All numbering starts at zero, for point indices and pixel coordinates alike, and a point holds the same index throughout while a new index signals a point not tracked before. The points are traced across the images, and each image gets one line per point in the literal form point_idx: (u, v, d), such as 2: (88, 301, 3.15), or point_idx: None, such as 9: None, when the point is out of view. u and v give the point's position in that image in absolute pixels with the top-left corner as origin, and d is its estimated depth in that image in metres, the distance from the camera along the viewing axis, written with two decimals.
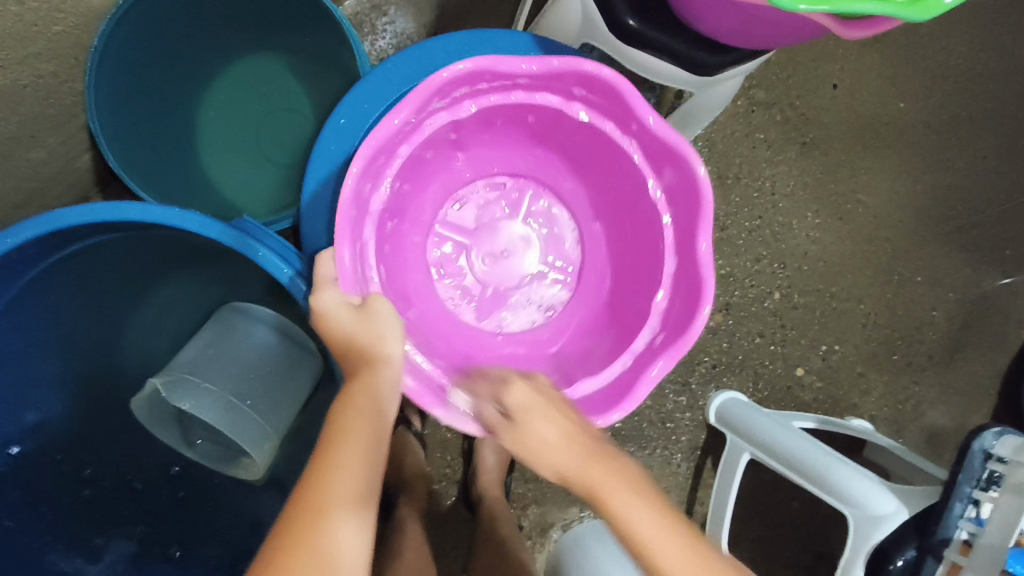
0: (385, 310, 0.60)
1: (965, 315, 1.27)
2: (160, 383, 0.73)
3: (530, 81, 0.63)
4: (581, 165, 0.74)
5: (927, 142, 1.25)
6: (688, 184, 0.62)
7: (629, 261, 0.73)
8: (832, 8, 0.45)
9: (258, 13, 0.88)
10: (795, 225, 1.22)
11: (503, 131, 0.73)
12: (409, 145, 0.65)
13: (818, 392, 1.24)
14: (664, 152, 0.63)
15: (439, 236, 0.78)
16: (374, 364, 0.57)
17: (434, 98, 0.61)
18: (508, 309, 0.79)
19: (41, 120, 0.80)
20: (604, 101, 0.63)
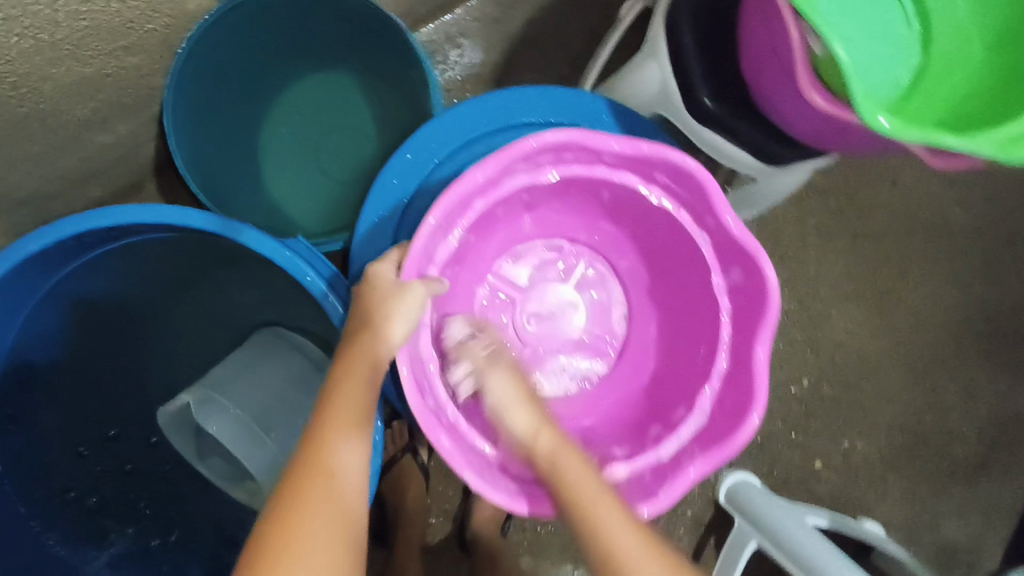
0: (417, 296, 0.57)
1: (994, 432, 1.23)
2: (191, 398, 0.70)
3: (615, 159, 0.63)
4: (647, 245, 0.73)
5: (983, 252, 1.22)
6: (756, 291, 0.60)
7: (677, 349, 0.72)
8: (922, 138, 0.45)
9: (345, 36, 0.89)
10: (834, 315, 1.20)
11: (576, 201, 0.72)
12: (484, 200, 0.64)
13: (832, 487, 1.20)
14: (736, 250, 0.61)
15: (491, 285, 0.77)
16: (376, 340, 0.55)
17: (519, 161, 0.61)
18: (543, 373, 0.77)
19: (118, 107, 0.79)
20: (688, 191, 0.62)
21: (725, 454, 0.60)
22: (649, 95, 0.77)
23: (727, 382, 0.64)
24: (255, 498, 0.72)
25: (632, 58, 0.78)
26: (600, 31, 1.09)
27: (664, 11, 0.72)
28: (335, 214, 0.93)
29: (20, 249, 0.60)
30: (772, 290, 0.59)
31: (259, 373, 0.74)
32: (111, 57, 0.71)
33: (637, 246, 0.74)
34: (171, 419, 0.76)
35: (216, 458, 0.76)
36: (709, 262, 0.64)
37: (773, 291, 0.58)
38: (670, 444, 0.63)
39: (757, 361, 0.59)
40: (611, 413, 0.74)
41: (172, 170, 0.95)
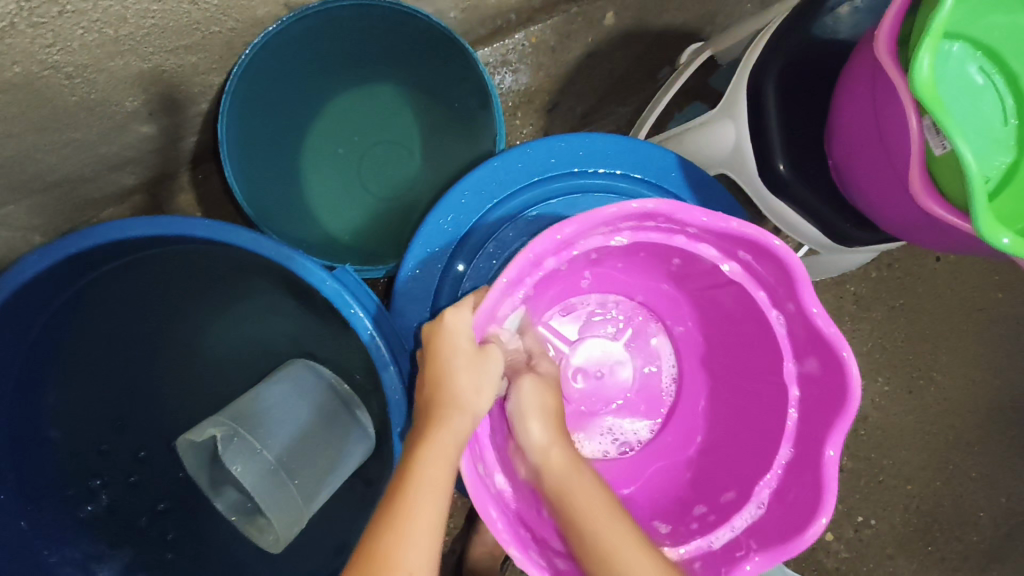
0: (495, 364, 0.57)
1: (1011, 524, 1.19)
2: (218, 433, 0.65)
3: (699, 232, 0.60)
4: (711, 317, 0.72)
5: (1016, 338, 1.19)
6: (833, 390, 0.57)
7: (731, 426, 0.70)
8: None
9: (402, 50, 0.86)
10: (862, 385, 1.16)
11: (642, 263, 0.70)
12: (556, 259, 0.61)
13: (841, 562, 1.15)
14: (814, 341, 0.59)
15: (541, 336, 0.77)
16: (462, 413, 0.55)
17: (601, 226, 0.58)
18: (585, 432, 0.78)
19: (167, 101, 0.76)
20: (770, 270, 0.59)
21: (782, 557, 0.57)
22: (718, 155, 0.75)
23: (790, 478, 0.61)
24: (268, 540, 0.67)
25: (703, 116, 0.76)
26: (654, 69, 1.06)
27: (749, 68, 0.69)
28: (375, 239, 0.89)
29: (52, 250, 0.60)
30: (853, 397, 0.55)
31: (289, 414, 0.70)
32: (172, 55, 0.70)
33: (696, 313, 0.73)
34: (189, 447, 0.67)
35: (231, 488, 0.69)
36: (782, 349, 0.62)
37: (855, 396, 0.55)
38: (723, 534, 0.62)
39: (827, 468, 0.56)
40: (654, 482, 0.74)
41: (208, 166, 0.91)
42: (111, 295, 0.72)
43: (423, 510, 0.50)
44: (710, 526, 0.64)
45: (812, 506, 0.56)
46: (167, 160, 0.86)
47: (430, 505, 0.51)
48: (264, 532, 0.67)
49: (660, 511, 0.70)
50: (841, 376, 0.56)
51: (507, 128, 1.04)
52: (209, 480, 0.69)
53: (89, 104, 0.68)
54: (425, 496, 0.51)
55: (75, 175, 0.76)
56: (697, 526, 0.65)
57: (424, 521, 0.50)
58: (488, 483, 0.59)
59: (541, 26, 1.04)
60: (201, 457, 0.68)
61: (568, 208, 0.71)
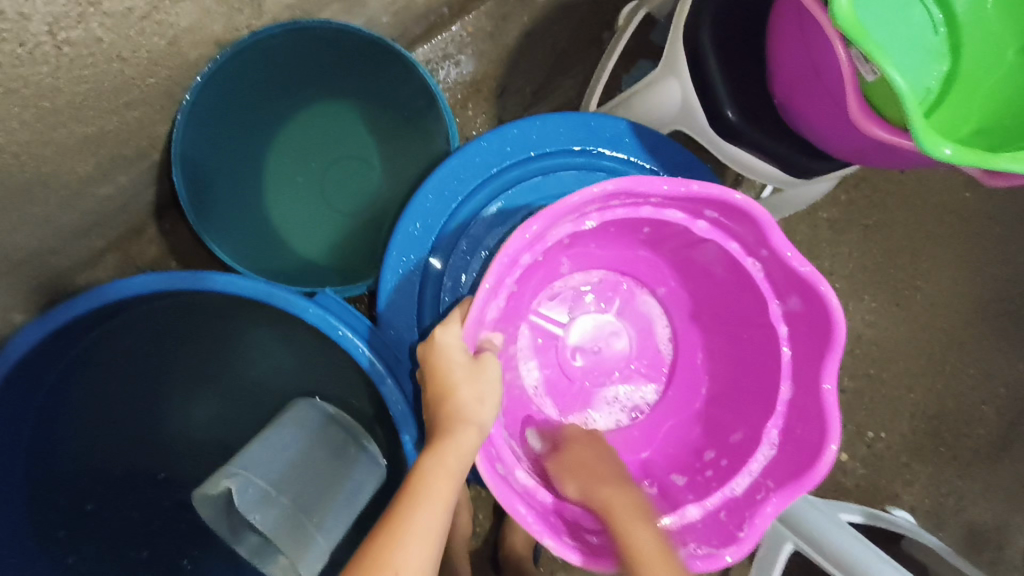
0: (493, 370, 0.58)
1: (1014, 412, 1.22)
2: (232, 485, 0.64)
3: (661, 200, 0.61)
4: (690, 270, 0.73)
5: (990, 233, 1.21)
6: (820, 322, 0.59)
7: (730, 372, 0.72)
8: (984, 165, 0.46)
9: (340, 66, 0.86)
10: (850, 306, 1.18)
11: (614, 236, 0.71)
12: (530, 253, 0.61)
13: (860, 479, 1.18)
14: (796, 282, 0.60)
15: (531, 324, 0.79)
16: (468, 425, 0.56)
17: (564, 215, 0.59)
18: (593, 408, 0.80)
19: (117, 160, 0.76)
20: (739, 224, 0.61)
21: (802, 489, 0.59)
22: (667, 113, 0.76)
23: (795, 413, 0.63)
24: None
25: (647, 77, 0.76)
26: (593, 39, 1.06)
27: (682, 22, 0.70)
28: (349, 256, 0.89)
29: (37, 325, 0.61)
30: (838, 324, 0.57)
31: (300, 456, 0.72)
32: (114, 115, 0.70)
33: (676, 272, 0.75)
34: (205, 502, 0.67)
35: (250, 532, 0.70)
36: (765, 292, 0.64)
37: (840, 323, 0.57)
38: (742, 479, 0.63)
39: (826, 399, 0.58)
40: (668, 441, 0.76)
41: (173, 215, 0.91)
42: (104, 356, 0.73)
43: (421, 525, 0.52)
44: (726, 473, 0.66)
45: (820, 438, 0.58)
46: (131, 216, 0.86)
47: (430, 522, 0.52)
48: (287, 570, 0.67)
49: (676, 464, 0.73)
50: (824, 308, 0.58)
51: (461, 121, 1.04)
52: (228, 527, 0.70)
53: (41, 178, 0.68)
54: (423, 501, 0.53)
55: (42, 249, 0.76)
56: (712, 474, 0.67)
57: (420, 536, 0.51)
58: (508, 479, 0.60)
59: (474, 14, 1.03)
60: (216, 507, 0.68)
61: (533, 193, 0.73)
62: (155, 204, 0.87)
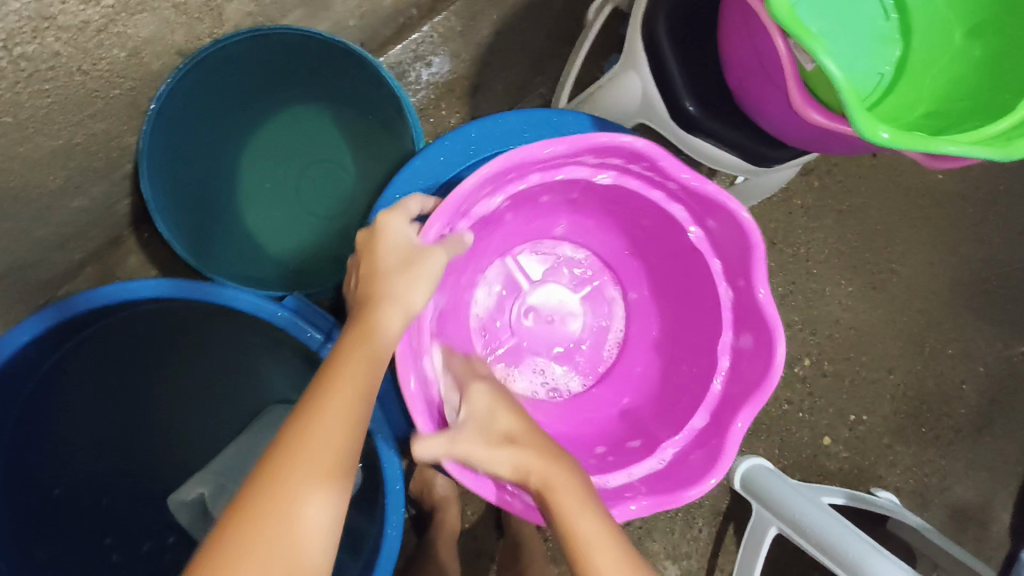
0: (432, 262, 0.56)
1: (994, 390, 1.23)
2: (202, 489, 0.73)
3: (678, 190, 0.66)
4: (670, 285, 0.78)
5: (964, 214, 1.22)
6: (736, 238, 0.64)
7: (667, 383, 0.77)
8: (923, 149, 0.47)
9: (308, 70, 0.87)
10: (828, 292, 1.19)
11: (617, 215, 0.77)
12: (540, 177, 0.67)
13: (844, 462, 1.20)
14: (705, 203, 0.65)
15: (502, 266, 0.84)
16: (388, 302, 0.54)
17: (591, 154, 0.64)
18: (517, 369, 0.84)
19: (88, 172, 0.76)
20: (661, 175, 0.65)
21: (670, 501, 0.64)
22: (629, 108, 0.77)
23: (699, 440, 0.68)
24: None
25: (609, 71, 0.77)
26: (562, 34, 1.07)
27: (639, 18, 0.71)
28: (323, 260, 0.89)
29: (11, 337, 0.62)
30: (773, 374, 0.63)
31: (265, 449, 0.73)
32: (80, 128, 0.70)
33: (655, 283, 0.81)
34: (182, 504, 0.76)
35: None
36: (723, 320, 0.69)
37: (775, 372, 0.62)
38: (638, 471, 0.68)
39: (736, 433, 0.63)
40: (577, 425, 0.80)
41: (149, 224, 0.92)
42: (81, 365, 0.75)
43: (333, 412, 0.49)
44: (615, 464, 0.70)
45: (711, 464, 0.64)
46: (106, 228, 0.86)
47: (344, 406, 0.49)
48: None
49: (574, 445, 0.76)
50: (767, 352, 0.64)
51: (434, 120, 1.05)
52: (208, 539, 0.75)
53: (10, 193, 0.69)
54: (348, 367, 0.51)
55: (16, 263, 0.77)
56: (610, 459, 0.72)
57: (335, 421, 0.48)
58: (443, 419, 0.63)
59: (444, 14, 1.04)
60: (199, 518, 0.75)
61: None
62: (130, 214, 0.88)
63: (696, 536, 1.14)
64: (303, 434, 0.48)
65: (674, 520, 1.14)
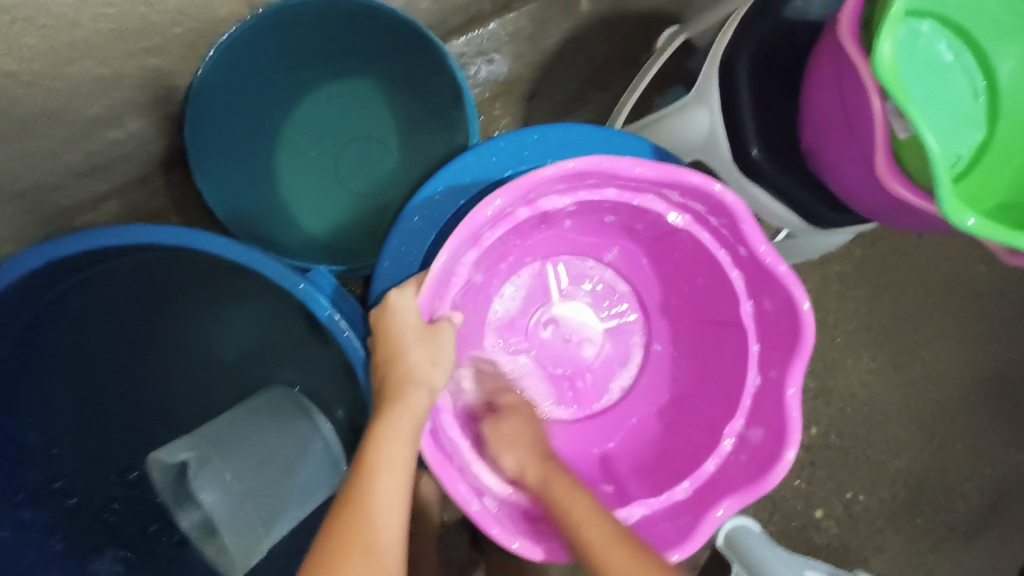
0: (447, 338, 0.61)
1: (998, 494, 1.20)
2: (190, 458, 0.66)
3: (745, 259, 0.65)
4: (700, 351, 0.76)
5: (1001, 311, 1.19)
6: (788, 327, 0.63)
7: (665, 443, 0.75)
8: (1000, 239, 0.45)
9: (373, 43, 0.85)
10: (848, 363, 1.16)
11: (673, 262, 0.75)
12: (615, 193, 0.65)
13: (832, 538, 1.16)
14: (767, 282, 0.64)
15: (537, 268, 0.81)
16: (418, 385, 0.58)
17: (674, 189, 0.62)
18: (515, 373, 0.81)
19: (133, 106, 0.75)
20: (736, 238, 0.64)
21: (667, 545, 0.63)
22: (692, 142, 0.74)
23: (673, 512, 0.66)
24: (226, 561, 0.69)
25: (677, 102, 0.75)
26: (631, 56, 1.05)
27: (720, 52, 0.69)
28: (351, 239, 0.87)
29: (29, 257, 0.60)
30: (770, 479, 0.60)
31: (263, 439, 0.71)
32: (133, 59, 0.69)
33: (684, 343, 0.79)
34: (160, 460, 0.69)
35: (193, 505, 0.71)
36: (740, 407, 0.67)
37: (772, 480, 0.60)
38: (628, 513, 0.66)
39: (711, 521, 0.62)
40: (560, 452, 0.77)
41: (182, 169, 0.90)
42: (92, 295, 0.73)
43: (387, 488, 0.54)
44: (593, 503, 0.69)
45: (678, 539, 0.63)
46: (138, 165, 0.84)
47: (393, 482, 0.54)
48: (222, 553, 0.70)
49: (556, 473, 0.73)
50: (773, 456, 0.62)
51: (485, 119, 1.03)
52: (175, 498, 0.71)
53: (51, 111, 0.67)
54: (392, 457, 0.55)
55: (43, 184, 0.75)
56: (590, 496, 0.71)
57: (386, 496, 0.53)
58: (450, 455, 0.63)
59: (516, 13, 1.02)
60: (170, 471, 0.70)
61: None
62: (165, 156, 0.86)
63: None
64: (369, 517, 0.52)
65: None
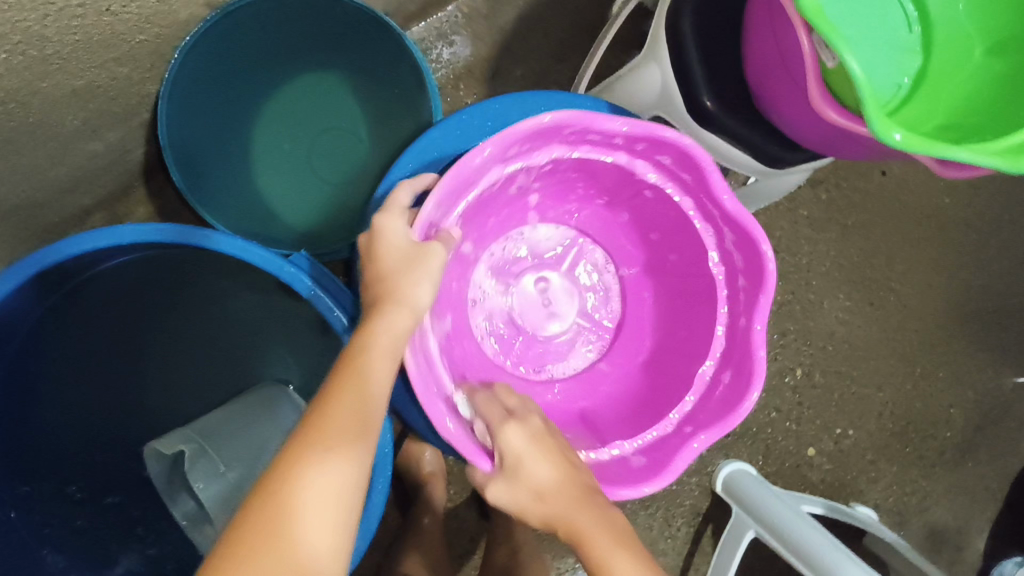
0: (433, 261, 0.60)
1: (980, 416, 1.24)
2: (186, 450, 0.69)
3: (737, 321, 0.69)
4: (650, 376, 0.79)
5: (967, 240, 1.23)
6: (734, 397, 0.66)
7: (572, 429, 0.77)
8: (929, 152, 0.48)
9: (336, 34, 0.88)
10: (825, 304, 1.19)
11: (672, 284, 0.80)
12: (686, 206, 0.69)
13: (826, 474, 1.20)
14: (740, 357, 0.68)
15: (552, 225, 0.85)
16: (392, 303, 0.58)
17: (730, 228, 0.67)
18: (491, 290, 0.85)
19: (106, 117, 0.77)
20: (744, 305, 0.68)
21: None
22: (648, 99, 0.77)
23: None
24: (213, 550, 0.71)
25: (631, 62, 0.78)
26: (586, 25, 1.07)
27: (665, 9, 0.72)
28: (329, 224, 0.90)
29: (21, 267, 0.62)
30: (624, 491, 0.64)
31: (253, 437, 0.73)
32: (102, 69, 0.71)
33: (634, 372, 0.82)
34: (155, 451, 0.73)
35: (185, 497, 0.74)
36: (644, 437, 0.71)
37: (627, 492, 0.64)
38: None
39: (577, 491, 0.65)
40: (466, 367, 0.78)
41: (160, 176, 0.92)
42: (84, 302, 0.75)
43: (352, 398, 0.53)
44: None
45: None
46: (118, 176, 0.86)
47: (364, 392, 0.53)
48: (209, 543, 0.72)
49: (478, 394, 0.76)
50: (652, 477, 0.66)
51: (451, 100, 1.05)
52: (166, 488, 0.74)
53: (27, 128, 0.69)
54: (363, 377, 0.54)
55: (26, 202, 0.77)
56: None
57: (355, 400, 0.53)
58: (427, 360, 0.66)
59: None
60: (165, 461, 0.73)
61: None
62: (143, 166, 0.88)
63: (674, 534, 1.14)
64: (335, 421, 0.51)
65: (653, 517, 1.14)
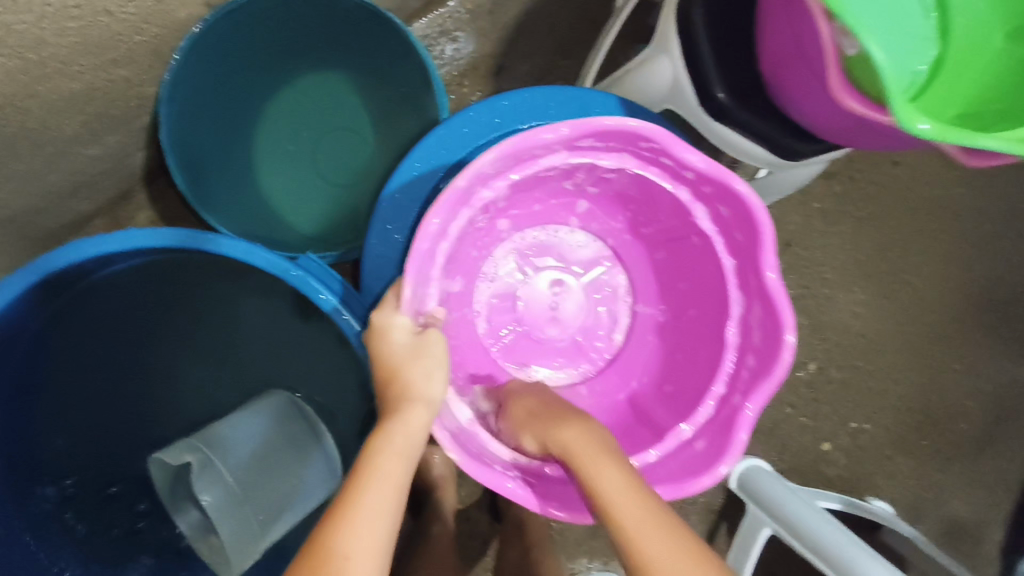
0: (435, 347, 0.61)
1: (998, 408, 1.22)
2: (192, 461, 0.68)
3: (728, 393, 0.66)
4: (629, 422, 0.77)
5: (983, 230, 1.21)
6: (700, 464, 0.64)
7: None
8: (953, 141, 0.46)
9: (338, 32, 0.86)
10: (839, 298, 1.18)
11: (679, 331, 0.78)
12: (727, 263, 0.67)
13: (842, 469, 1.19)
14: (720, 429, 0.65)
15: (583, 229, 0.84)
16: (414, 403, 0.57)
17: (763, 297, 0.64)
18: (509, 271, 0.84)
19: (106, 120, 0.76)
20: (742, 385, 0.65)
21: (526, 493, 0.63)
22: (658, 92, 0.76)
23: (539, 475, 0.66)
24: (220, 559, 0.72)
25: (641, 55, 0.76)
26: (593, 20, 1.06)
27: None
28: (335, 226, 0.88)
29: (26, 273, 0.62)
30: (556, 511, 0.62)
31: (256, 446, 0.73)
32: (101, 71, 0.70)
33: (613, 412, 0.80)
34: (159, 463, 0.71)
35: (188, 508, 0.74)
36: None
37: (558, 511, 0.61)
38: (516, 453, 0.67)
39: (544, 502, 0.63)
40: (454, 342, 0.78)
41: (163, 180, 0.91)
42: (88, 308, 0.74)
43: (391, 450, 0.54)
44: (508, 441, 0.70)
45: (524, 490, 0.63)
46: (121, 180, 0.85)
47: (404, 443, 0.55)
48: (216, 553, 0.73)
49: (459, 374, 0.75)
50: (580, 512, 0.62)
51: (455, 97, 1.04)
52: (170, 498, 0.74)
53: (27, 133, 0.68)
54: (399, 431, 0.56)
55: (29, 207, 0.77)
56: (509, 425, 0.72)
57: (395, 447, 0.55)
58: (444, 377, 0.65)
59: None
60: (168, 470, 0.72)
61: None
62: (145, 169, 0.87)
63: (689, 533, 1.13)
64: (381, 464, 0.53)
65: None
